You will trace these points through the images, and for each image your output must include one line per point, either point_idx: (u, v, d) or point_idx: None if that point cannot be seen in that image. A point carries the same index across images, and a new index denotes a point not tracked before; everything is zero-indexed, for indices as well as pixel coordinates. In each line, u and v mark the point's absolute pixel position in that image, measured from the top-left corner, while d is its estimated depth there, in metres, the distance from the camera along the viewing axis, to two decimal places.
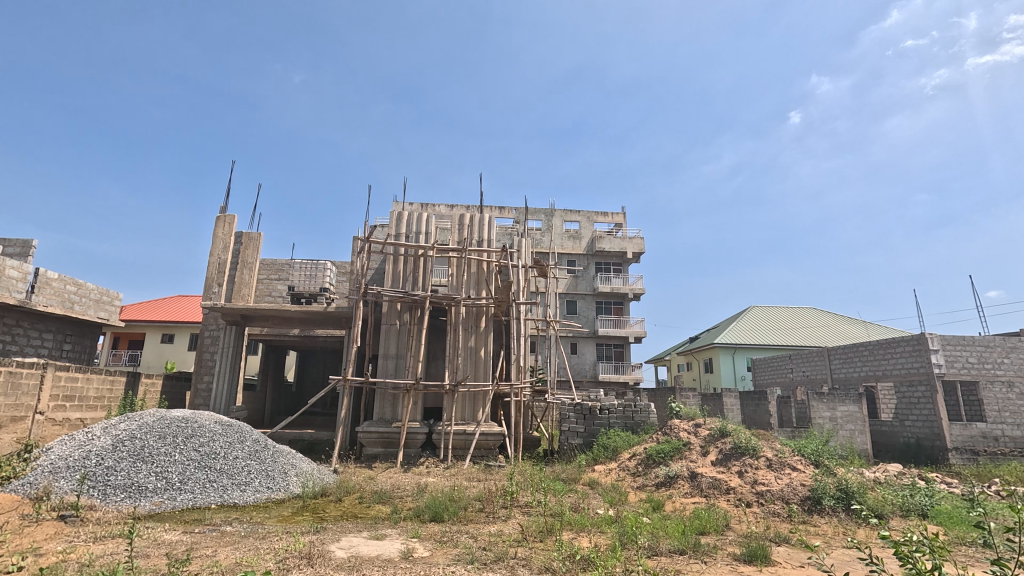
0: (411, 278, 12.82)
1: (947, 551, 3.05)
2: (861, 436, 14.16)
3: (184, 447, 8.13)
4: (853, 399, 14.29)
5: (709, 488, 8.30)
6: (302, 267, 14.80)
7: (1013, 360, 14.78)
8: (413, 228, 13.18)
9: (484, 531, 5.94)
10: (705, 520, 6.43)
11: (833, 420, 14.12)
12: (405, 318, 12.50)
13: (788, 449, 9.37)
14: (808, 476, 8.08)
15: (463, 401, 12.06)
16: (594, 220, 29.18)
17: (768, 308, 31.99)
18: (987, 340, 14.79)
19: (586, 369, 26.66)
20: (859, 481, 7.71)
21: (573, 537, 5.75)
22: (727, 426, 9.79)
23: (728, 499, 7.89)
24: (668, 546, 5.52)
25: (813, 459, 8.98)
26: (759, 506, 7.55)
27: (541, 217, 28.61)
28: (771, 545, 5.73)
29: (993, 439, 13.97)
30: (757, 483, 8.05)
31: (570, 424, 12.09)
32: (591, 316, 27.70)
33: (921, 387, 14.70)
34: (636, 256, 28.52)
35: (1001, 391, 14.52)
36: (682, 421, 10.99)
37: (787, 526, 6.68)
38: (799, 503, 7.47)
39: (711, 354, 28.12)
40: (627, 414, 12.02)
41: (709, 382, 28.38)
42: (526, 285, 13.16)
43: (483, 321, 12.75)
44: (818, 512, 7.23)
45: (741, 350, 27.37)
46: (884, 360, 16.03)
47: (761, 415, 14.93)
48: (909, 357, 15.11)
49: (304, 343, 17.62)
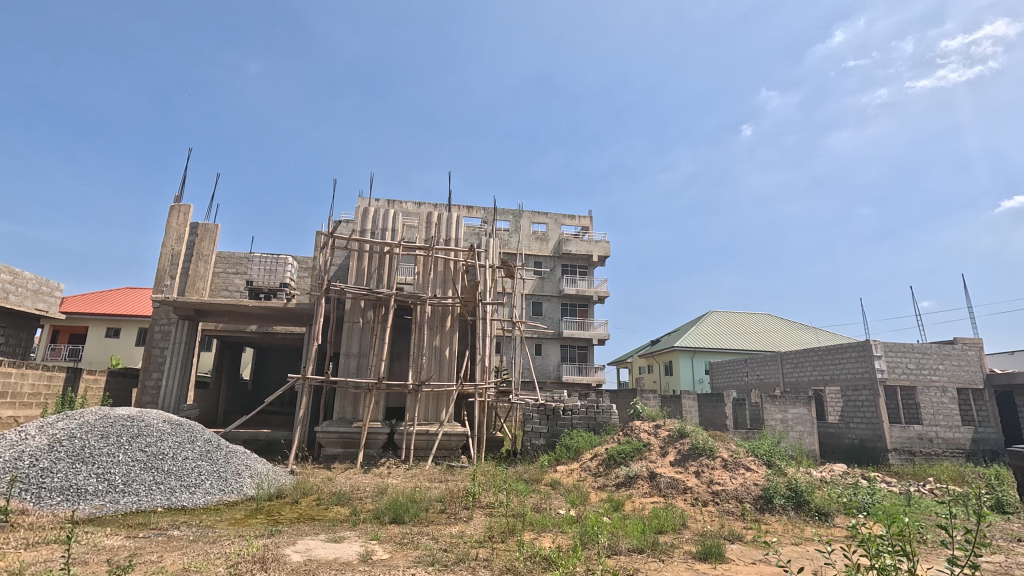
0: (375, 275, 12.56)
1: (902, 547, 3.18)
2: (809, 438, 14.83)
3: (129, 446, 7.72)
4: (804, 403, 14.93)
5: (667, 487, 8.48)
6: (262, 263, 14.60)
7: (947, 366, 15.82)
8: (380, 225, 12.92)
9: (445, 532, 5.89)
10: (664, 519, 6.59)
11: (785, 422, 14.74)
12: (369, 316, 12.25)
13: (743, 450, 9.69)
14: (761, 476, 8.41)
15: (427, 401, 11.93)
16: (562, 223, 29.40)
17: (728, 313, 32.87)
18: (925, 347, 15.77)
19: (549, 370, 26.90)
20: (807, 481, 8.06)
21: (535, 537, 5.79)
22: (686, 427, 10.06)
23: (685, 498, 8.12)
24: (628, 545, 5.62)
25: (766, 459, 9.32)
26: (714, 505, 7.79)
27: (510, 217, 28.65)
28: (726, 543, 5.91)
29: (927, 440, 14.94)
30: (713, 482, 8.31)
31: (534, 424, 12.14)
32: (556, 317, 27.89)
33: (864, 392, 15.53)
34: (602, 259, 28.95)
35: (937, 395, 15.49)
36: (643, 422, 11.16)
37: (742, 524, 6.92)
38: (752, 501, 7.76)
39: (671, 356, 28.83)
40: (590, 415, 12.18)
41: (669, 384, 29.09)
42: (493, 285, 13.16)
43: (448, 321, 12.61)
44: (769, 510, 7.53)
45: (701, 353, 28.13)
46: (833, 365, 16.82)
47: (717, 416, 15.35)
48: (856, 362, 15.91)
49: (262, 341, 17.06)
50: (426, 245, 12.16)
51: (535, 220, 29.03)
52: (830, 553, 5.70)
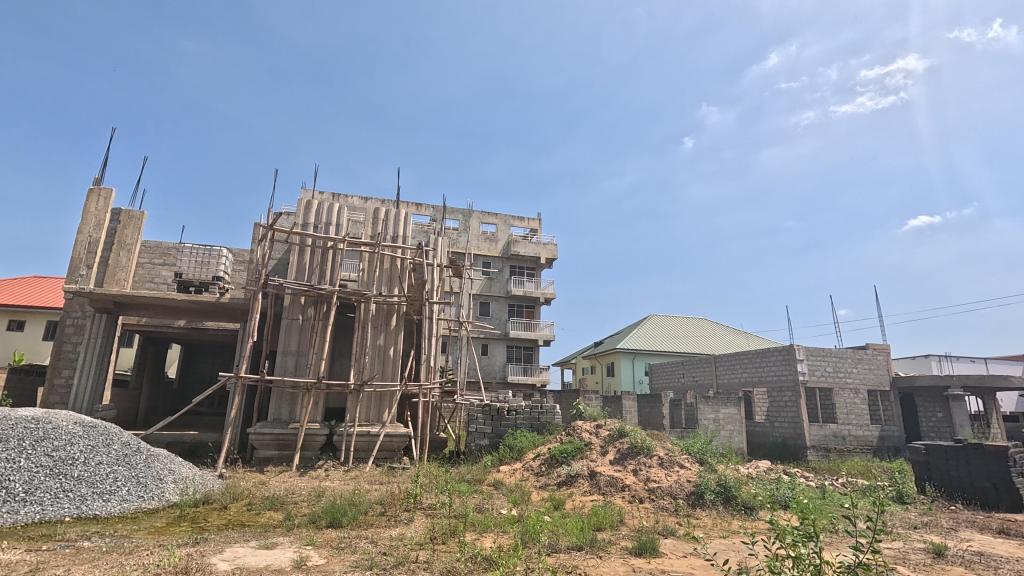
0: (317, 270, 12.13)
1: (812, 536, 3.44)
2: (738, 436, 15.67)
3: (32, 451, 7.03)
4: (734, 403, 15.78)
5: (606, 485, 8.72)
6: (193, 253, 13.71)
7: (859, 369, 17.23)
8: (323, 219, 12.48)
9: (384, 535, 5.77)
10: (602, 516, 6.77)
11: (716, 421, 15.51)
12: (310, 313, 11.81)
13: (678, 448, 10.12)
14: (693, 473, 8.82)
15: (369, 401, 11.64)
16: (511, 224, 29.56)
17: (668, 317, 34.20)
18: (841, 351, 17.11)
19: (495, 371, 26.97)
20: (735, 477, 8.54)
21: (476, 538, 5.78)
22: (625, 426, 10.37)
23: (623, 496, 8.37)
24: (567, 543, 5.73)
25: (698, 457, 9.77)
26: (650, 501, 8.09)
27: (459, 217, 28.49)
28: (659, 538, 6.16)
29: (841, 437, 16.20)
30: (649, 480, 8.63)
31: (478, 424, 12.12)
32: (503, 317, 28.00)
33: (788, 393, 16.63)
34: (550, 262, 29.36)
35: (850, 396, 16.84)
36: (585, 422, 11.40)
37: (675, 520, 7.24)
38: (685, 497, 8.12)
39: (614, 358, 29.67)
40: (534, 415, 12.31)
41: (611, 385, 29.92)
42: (441, 284, 13.03)
43: (393, 320, 12.36)
44: (700, 505, 7.91)
45: (641, 355, 29.12)
46: (760, 367, 17.87)
47: (655, 416, 15.94)
48: (781, 365, 17.01)
49: (191, 337, 16.04)
50: (372, 241, 11.87)
51: (484, 221, 29.03)
52: (753, 545, 6.07)
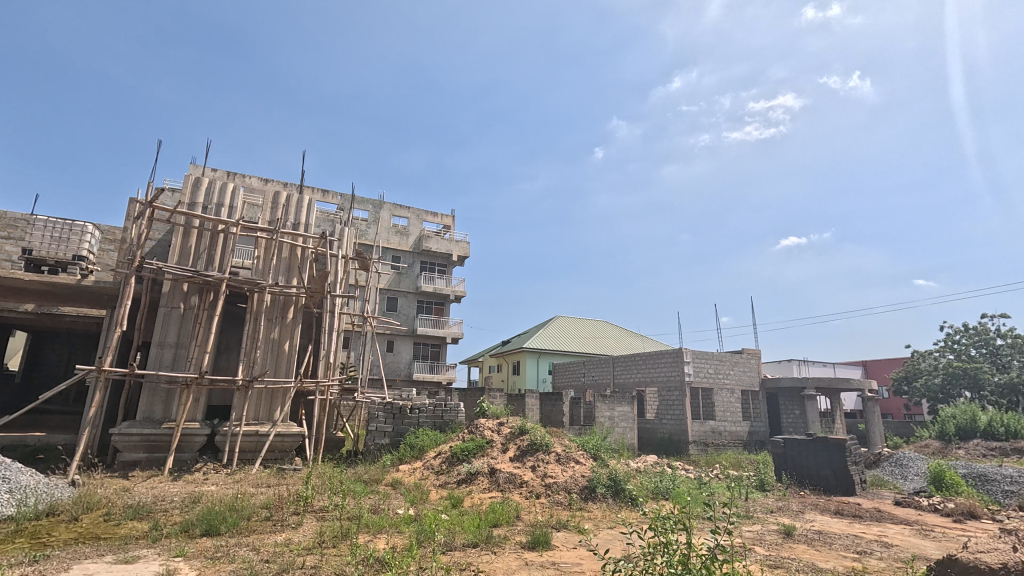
0: (204, 255, 11.06)
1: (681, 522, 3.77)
2: (630, 433, 16.70)
3: None
4: (628, 401, 16.81)
5: (505, 482, 8.89)
6: (49, 229, 11.70)
7: (735, 371, 19.17)
8: (214, 199, 11.41)
9: (268, 541, 5.41)
10: (500, 513, 6.90)
11: (612, 419, 16.40)
12: (193, 301, 10.74)
13: (575, 445, 10.57)
14: (587, 468, 9.27)
15: (259, 398, 10.83)
16: (423, 219, 29.04)
17: (573, 318, 35.62)
18: (721, 355, 18.91)
19: (400, 368, 26.37)
20: (624, 471, 9.12)
21: (369, 540, 5.61)
22: (526, 424, 10.64)
23: (521, 492, 8.59)
24: (463, 540, 5.77)
25: (593, 453, 10.29)
26: (546, 496, 8.38)
27: (369, 208, 27.46)
28: (552, 532, 6.41)
29: (718, 433, 17.93)
30: (546, 476, 8.94)
31: (378, 423, 11.77)
32: (411, 313, 27.44)
33: (675, 392, 18.06)
34: (461, 259, 29.28)
35: (727, 395, 18.67)
36: (487, 420, 11.52)
37: (567, 513, 7.58)
38: (578, 491, 8.52)
39: (519, 357, 30.30)
40: (437, 413, 12.21)
41: (516, 383, 30.53)
42: (345, 277, 12.48)
43: (290, 312, 11.63)
44: (592, 499, 8.35)
45: (545, 355, 30.01)
46: (653, 368, 19.20)
47: (555, 414, 16.53)
48: (670, 367, 18.41)
49: (42, 323, 13.88)
50: (271, 227, 11.07)
51: (395, 213, 28.23)
52: (631, 534, 6.53)
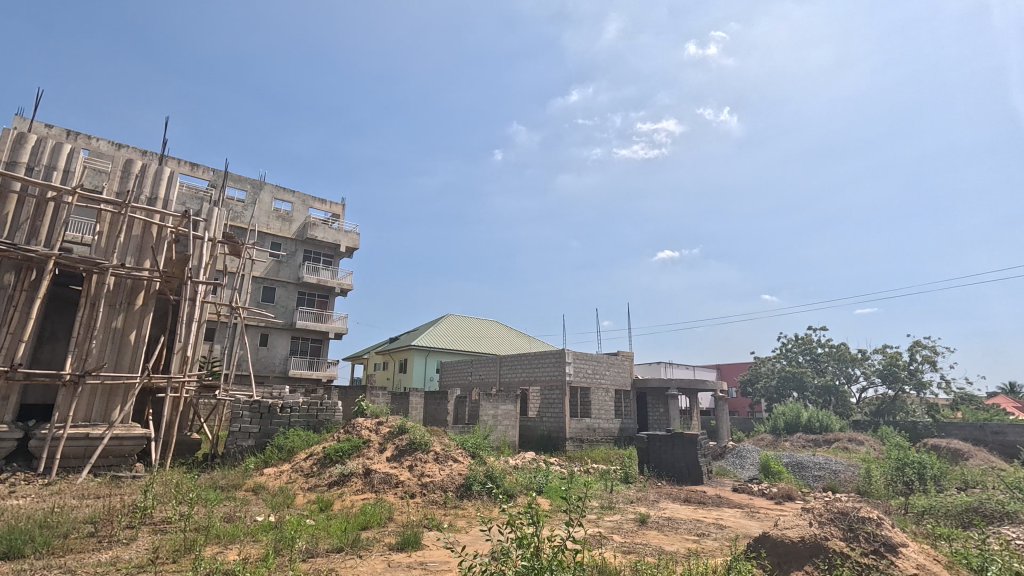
0: (26, 226, 9.30)
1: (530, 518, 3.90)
2: (512, 431, 17.10)
3: None
4: (511, 400, 17.23)
5: (379, 483, 8.62)
6: None
7: (611, 372, 20.57)
8: (44, 160, 9.64)
9: (89, 562, 4.69)
10: (371, 515, 6.69)
11: (495, 417, 16.68)
12: (8, 280, 8.99)
13: (454, 443, 10.58)
14: (465, 466, 9.34)
15: (92, 396, 9.34)
16: (309, 205, 27.22)
17: (463, 317, 35.67)
18: (599, 356, 20.18)
19: (274, 364, 24.47)
20: (501, 469, 9.33)
21: (218, 552, 5.10)
22: (406, 423, 10.41)
23: (396, 492, 8.41)
24: (327, 546, 5.49)
25: (472, 451, 10.38)
26: (421, 496, 8.30)
27: (246, 188, 25.10)
28: (423, 531, 6.34)
29: (592, 430, 19.05)
30: (423, 475, 8.84)
31: (242, 424, 10.76)
32: (290, 306, 25.58)
33: (556, 391, 18.90)
34: (349, 251, 27.93)
35: (602, 395, 19.96)
36: (366, 419, 11.09)
37: (441, 512, 7.57)
38: (454, 490, 8.56)
39: (407, 355, 29.66)
40: (311, 413, 11.52)
41: (401, 381, 29.84)
42: (211, 262, 11.26)
43: (140, 298, 10.22)
44: (467, 497, 8.42)
45: (434, 353, 29.68)
46: (537, 368, 19.90)
47: (440, 413, 16.44)
48: (553, 367, 19.22)
49: None
50: (118, 200, 9.64)
51: (278, 196, 26.12)
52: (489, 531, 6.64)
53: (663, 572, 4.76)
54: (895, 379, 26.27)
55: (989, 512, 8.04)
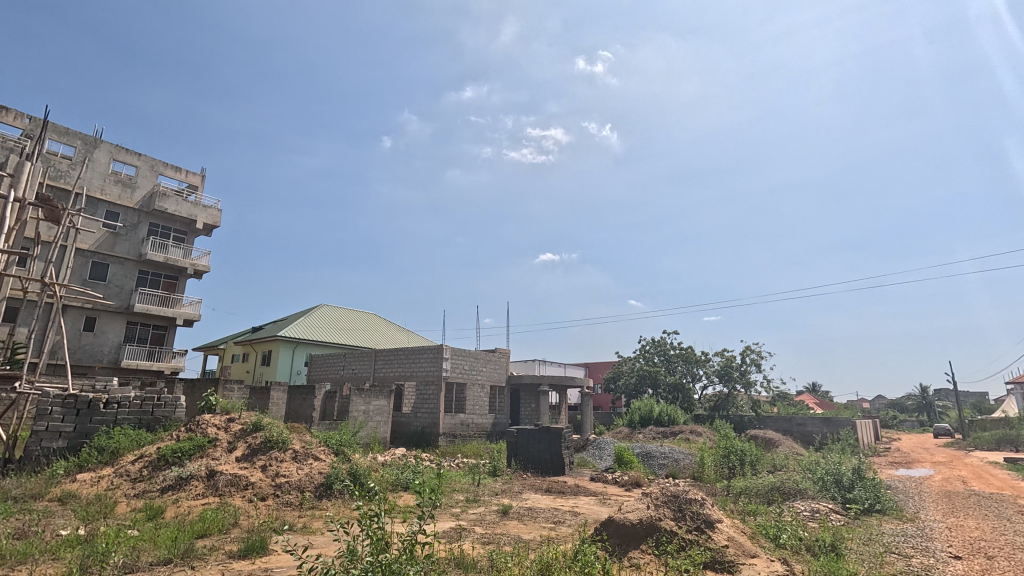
0: None
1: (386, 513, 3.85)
2: (383, 427, 16.57)
3: None
4: (384, 395, 16.72)
5: (225, 486, 7.83)
6: None
7: (487, 368, 20.95)
8: None
9: None
10: (211, 520, 6.04)
11: (365, 413, 16.05)
12: None
13: (316, 441, 9.98)
14: (326, 464, 8.86)
15: None
16: (159, 173, 23.79)
17: (338, 308, 33.78)
18: (477, 352, 20.46)
19: (102, 352, 21.01)
20: (366, 466, 9.02)
21: None
22: (262, 419, 9.54)
23: (244, 495, 7.70)
24: (151, 558, 4.85)
25: (336, 448, 9.88)
26: (273, 498, 7.71)
27: (75, 144, 21.19)
28: (273, 535, 5.89)
29: (466, 425, 19.14)
30: (278, 475, 8.21)
31: (51, 423, 9.04)
32: (127, 286, 22.13)
33: (431, 386, 18.75)
34: (208, 228, 24.94)
35: (477, 390, 20.25)
36: (214, 415, 9.97)
37: (296, 514, 7.11)
38: (312, 490, 8.08)
39: (271, 346, 27.31)
40: (144, 409, 10.07)
41: (263, 375, 27.41)
42: (16, 227, 9.28)
43: None
44: (326, 496, 8.01)
45: (302, 345, 27.65)
46: (413, 363, 19.54)
47: (305, 409, 15.41)
48: (430, 362, 19.03)
49: None
50: None
51: (117, 158, 22.44)
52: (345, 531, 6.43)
53: (515, 559, 4.97)
54: (729, 378, 30.34)
55: (787, 490, 9.66)
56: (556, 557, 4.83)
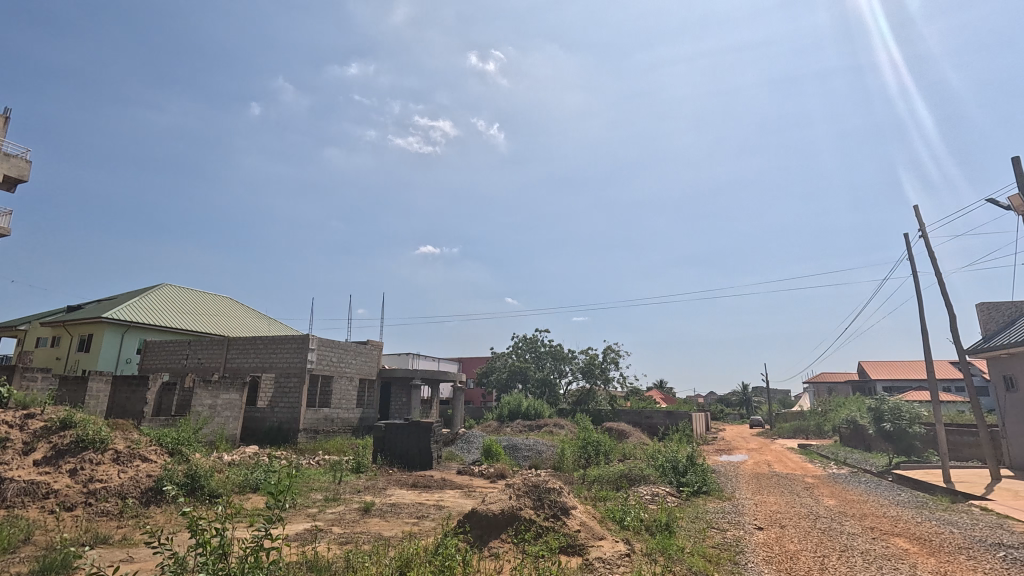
0: None
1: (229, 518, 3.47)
2: (233, 423, 14.98)
3: None
4: (236, 388, 15.12)
5: (16, 496, 6.35)
6: None
7: (356, 361, 20.03)
8: None
9: None
10: None
11: (212, 408, 14.36)
12: None
13: (145, 439, 8.68)
14: (157, 466, 7.77)
15: None
16: None
17: (183, 288, 29.70)
18: (346, 344, 19.46)
19: None
20: (209, 466, 8.10)
21: None
22: (74, 415, 7.93)
23: (43, 506, 6.40)
24: None
25: (171, 447, 8.70)
26: (84, 507, 6.56)
27: None
28: (81, 551, 5.00)
29: (330, 420, 18.05)
30: (91, 480, 6.98)
31: None
32: None
33: (293, 379, 17.39)
34: (9, 182, 20.33)
35: (345, 383, 19.26)
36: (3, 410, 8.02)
37: (114, 525, 6.13)
38: (136, 496, 7.02)
39: (92, 329, 23.16)
40: None
41: (79, 363, 23.14)
42: None
43: None
44: (155, 503, 7.04)
45: (134, 330, 23.85)
46: (272, 354, 17.94)
47: (134, 403, 13.34)
48: (293, 353, 17.63)
49: None
50: None
51: None
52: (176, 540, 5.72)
53: (374, 558, 4.81)
54: (592, 374, 32.70)
55: (633, 477, 10.68)
56: (417, 553, 4.76)
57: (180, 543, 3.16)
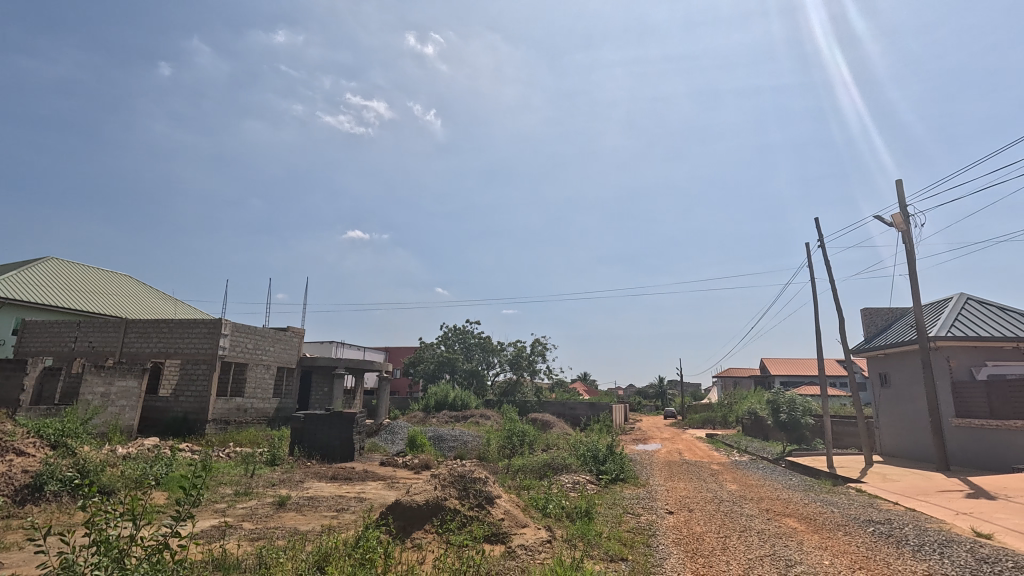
0: None
1: (125, 514, 3.18)
2: (130, 413, 13.67)
3: None
4: (134, 375, 13.81)
5: None
6: None
7: (274, 349, 18.94)
8: None
9: None
10: None
11: (104, 397, 13.02)
12: None
13: (20, 431, 7.67)
14: (35, 462, 6.92)
15: None
16: None
17: (72, 263, 26.54)
18: (264, 330, 18.34)
19: None
20: (99, 459, 7.33)
21: None
22: None
23: None
24: None
25: (53, 441, 7.78)
26: None
27: None
28: None
29: (242, 410, 16.97)
30: None
31: None
32: None
33: (202, 366, 16.12)
34: None
35: (261, 372, 18.16)
36: None
37: None
38: (9, 495, 6.21)
39: None
40: None
41: None
42: None
43: None
44: (33, 501, 6.27)
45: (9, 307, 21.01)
46: (178, 339, 16.52)
47: (9, 391, 11.82)
48: (202, 338, 16.32)
49: None
50: None
51: None
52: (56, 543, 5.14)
53: (289, 554, 4.58)
54: (519, 366, 33.19)
55: (556, 466, 10.98)
56: (336, 546, 4.60)
57: (64, 546, 2.84)
